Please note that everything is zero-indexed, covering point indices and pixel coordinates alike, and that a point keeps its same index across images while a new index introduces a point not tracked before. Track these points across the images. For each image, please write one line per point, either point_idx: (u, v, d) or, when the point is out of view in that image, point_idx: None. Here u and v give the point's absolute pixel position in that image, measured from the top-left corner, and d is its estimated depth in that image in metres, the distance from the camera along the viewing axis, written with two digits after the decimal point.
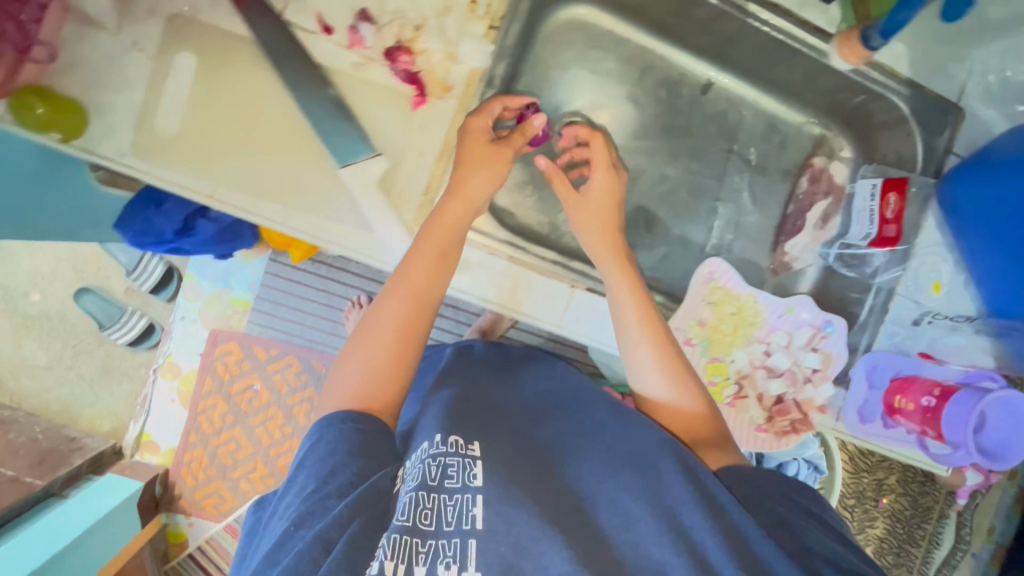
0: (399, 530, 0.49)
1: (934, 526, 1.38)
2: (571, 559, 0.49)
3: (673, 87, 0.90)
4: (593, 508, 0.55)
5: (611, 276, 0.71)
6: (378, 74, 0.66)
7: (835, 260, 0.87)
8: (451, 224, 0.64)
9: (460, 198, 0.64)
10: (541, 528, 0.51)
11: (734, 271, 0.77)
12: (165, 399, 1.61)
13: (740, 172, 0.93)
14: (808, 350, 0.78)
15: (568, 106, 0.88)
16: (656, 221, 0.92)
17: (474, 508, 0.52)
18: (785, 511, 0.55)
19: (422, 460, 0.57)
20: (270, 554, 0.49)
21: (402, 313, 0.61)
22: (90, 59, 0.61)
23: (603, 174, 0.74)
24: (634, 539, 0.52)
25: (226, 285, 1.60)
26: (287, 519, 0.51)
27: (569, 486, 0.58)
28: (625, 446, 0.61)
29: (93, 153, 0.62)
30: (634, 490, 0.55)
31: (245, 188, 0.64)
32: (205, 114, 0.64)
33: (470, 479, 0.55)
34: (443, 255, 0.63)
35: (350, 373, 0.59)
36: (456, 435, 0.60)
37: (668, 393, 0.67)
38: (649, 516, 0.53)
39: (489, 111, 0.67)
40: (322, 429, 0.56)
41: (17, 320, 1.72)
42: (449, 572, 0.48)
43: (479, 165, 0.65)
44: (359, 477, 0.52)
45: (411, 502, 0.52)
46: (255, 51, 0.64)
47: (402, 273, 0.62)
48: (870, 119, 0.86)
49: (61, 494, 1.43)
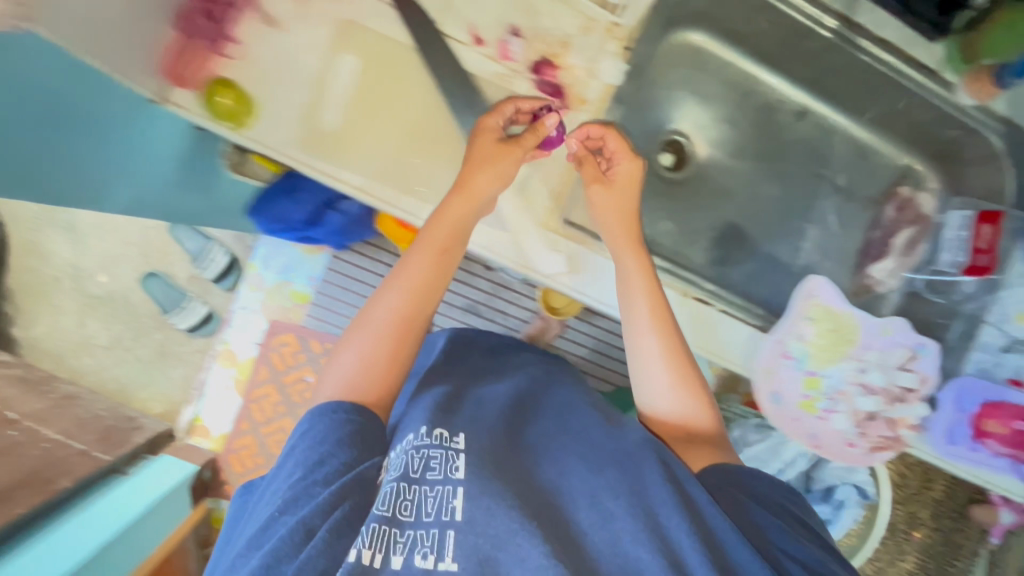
0: (378, 519, 0.46)
1: None
2: (547, 554, 0.44)
3: (770, 112, 0.95)
4: (570, 506, 0.52)
5: (629, 267, 0.68)
6: (521, 86, 0.71)
7: (924, 286, 0.90)
8: (451, 219, 0.63)
9: (465, 193, 0.64)
10: (522, 520, 0.47)
11: (836, 289, 0.81)
12: (222, 384, 1.69)
13: (828, 197, 0.97)
14: (903, 371, 0.80)
15: (672, 126, 0.94)
16: (746, 239, 0.95)
17: (454, 500, 0.48)
18: (756, 513, 0.53)
19: (403, 450, 0.53)
20: (254, 537, 0.48)
21: (404, 305, 0.60)
22: (264, 55, 0.66)
23: (628, 161, 0.69)
24: (612, 538, 0.48)
25: (287, 278, 1.65)
26: (272, 506, 0.50)
27: (552, 483, 0.54)
28: (614, 446, 0.57)
29: (258, 142, 0.66)
30: (617, 489, 0.51)
31: (391, 183, 0.69)
32: (362, 112, 0.69)
33: (452, 471, 0.51)
34: (446, 248, 0.63)
35: (347, 363, 0.58)
36: (442, 426, 0.56)
37: (670, 398, 0.64)
38: (626, 516, 0.49)
39: (502, 110, 0.66)
40: (314, 418, 0.54)
41: (83, 300, 1.72)
42: (426, 562, 0.45)
43: (486, 164, 0.65)
44: (345, 467, 0.50)
45: (391, 492, 0.48)
46: (416, 58, 0.69)
47: (405, 266, 0.62)
48: (960, 155, 0.89)
49: (123, 471, 1.41)
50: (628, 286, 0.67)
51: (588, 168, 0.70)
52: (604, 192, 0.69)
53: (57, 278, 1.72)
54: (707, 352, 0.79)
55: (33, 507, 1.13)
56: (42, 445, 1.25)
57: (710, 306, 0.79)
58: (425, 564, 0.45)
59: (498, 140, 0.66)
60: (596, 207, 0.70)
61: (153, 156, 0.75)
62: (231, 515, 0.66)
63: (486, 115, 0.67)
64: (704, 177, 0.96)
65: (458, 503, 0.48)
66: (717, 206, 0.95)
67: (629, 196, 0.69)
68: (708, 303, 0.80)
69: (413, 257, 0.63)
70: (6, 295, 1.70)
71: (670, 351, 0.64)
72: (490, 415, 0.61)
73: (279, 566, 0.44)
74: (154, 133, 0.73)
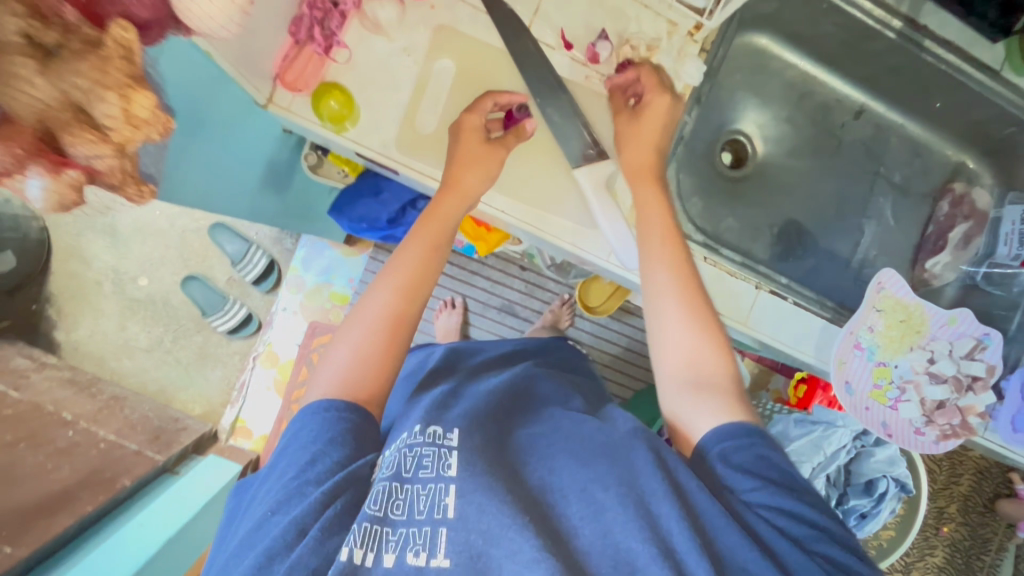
0: (369, 519, 0.48)
1: (992, 557, 1.47)
2: (539, 548, 0.46)
3: (827, 112, 0.98)
4: (561, 501, 0.52)
5: (647, 199, 0.70)
6: (607, 87, 0.75)
7: (983, 279, 0.93)
8: (443, 216, 0.68)
9: (455, 192, 0.68)
10: (511, 517, 0.48)
11: (903, 283, 0.84)
12: (262, 387, 1.54)
13: (884, 194, 0.99)
14: (970, 360, 0.84)
15: (736, 125, 0.96)
16: (806, 235, 0.95)
17: (445, 498, 0.50)
18: (763, 504, 0.51)
19: (396, 450, 0.55)
20: (249, 536, 0.50)
21: (394, 304, 0.63)
22: (366, 60, 0.69)
23: (658, 94, 0.73)
24: (599, 530, 0.49)
25: (327, 280, 1.56)
26: (266, 505, 0.52)
27: (540, 480, 0.55)
28: (598, 439, 0.58)
29: (362, 145, 0.70)
30: (607, 481, 0.52)
31: None
32: (458, 114, 0.72)
33: (444, 469, 0.52)
34: (436, 245, 0.67)
35: (341, 361, 0.61)
36: (435, 425, 0.58)
37: (700, 340, 0.61)
38: (617, 506, 0.50)
39: (482, 107, 0.70)
40: (307, 416, 0.57)
41: (123, 303, 1.61)
42: (418, 560, 0.47)
43: (476, 162, 0.69)
44: (337, 466, 0.53)
45: (383, 492, 0.50)
46: (509, 61, 0.72)
47: (394, 268, 0.65)
48: (1014, 151, 0.92)
49: (174, 471, 1.35)
50: (645, 222, 0.69)
51: (617, 100, 0.74)
52: (635, 125, 0.72)
53: (100, 281, 1.60)
54: (782, 343, 0.82)
55: (100, 503, 1.11)
56: (99, 445, 1.23)
57: (786, 299, 0.81)
58: (417, 562, 0.47)
59: (482, 140, 0.70)
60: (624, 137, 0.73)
61: (248, 155, 0.77)
62: (223, 517, 0.65)
63: (465, 113, 0.70)
64: (764, 175, 0.97)
65: (451, 501, 0.50)
66: (776, 202, 0.96)
67: (660, 127, 0.73)
68: (781, 296, 0.82)
69: (400, 258, 0.66)
70: (45, 298, 1.58)
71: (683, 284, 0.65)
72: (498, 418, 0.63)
73: (276, 565, 0.46)
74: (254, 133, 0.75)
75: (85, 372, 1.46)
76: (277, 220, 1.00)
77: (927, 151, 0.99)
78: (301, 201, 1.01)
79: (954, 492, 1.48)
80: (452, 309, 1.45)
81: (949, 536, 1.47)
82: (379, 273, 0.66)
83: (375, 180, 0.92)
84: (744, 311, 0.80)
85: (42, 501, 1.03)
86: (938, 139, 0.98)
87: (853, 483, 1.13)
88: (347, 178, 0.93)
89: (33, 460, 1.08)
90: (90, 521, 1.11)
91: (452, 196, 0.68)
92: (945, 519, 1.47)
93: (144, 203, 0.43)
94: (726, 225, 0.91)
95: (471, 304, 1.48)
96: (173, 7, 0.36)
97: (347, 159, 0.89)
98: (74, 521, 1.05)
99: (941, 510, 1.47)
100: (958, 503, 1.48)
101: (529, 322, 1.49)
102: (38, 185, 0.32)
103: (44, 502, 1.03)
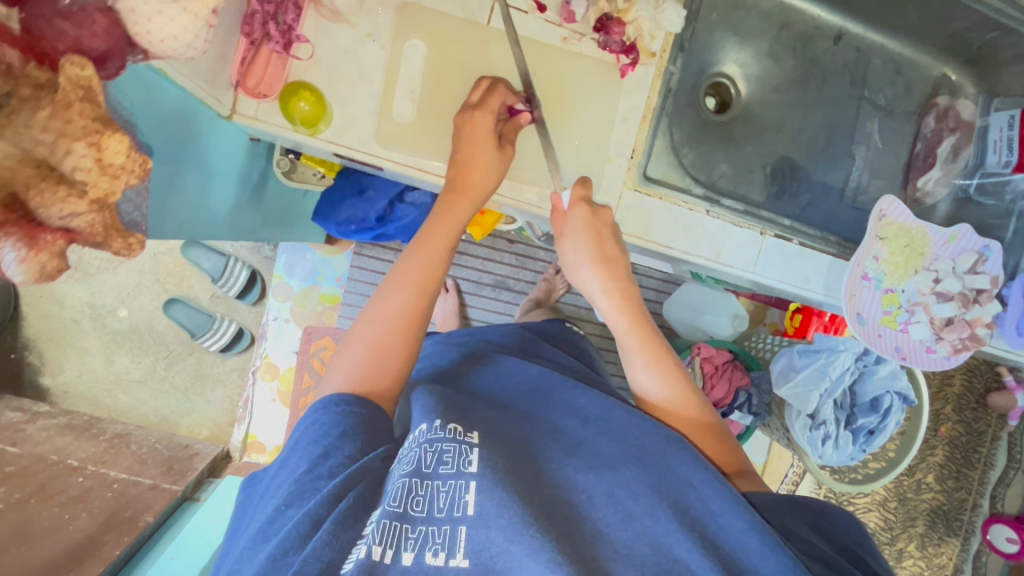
0: (389, 515, 0.47)
1: (989, 448, 1.52)
2: (558, 550, 0.46)
3: (808, 40, 0.95)
4: (587, 504, 0.54)
5: (621, 329, 0.68)
6: (586, 48, 0.71)
7: (976, 190, 0.94)
8: (455, 218, 0.65)
9: (466, 192, 0.65)
10: (530, 518, 0.48)
11: (903, 207, 0.83)
12: (266, 400, 1.52)
13: (871, 117, 0.97)
14: (974, 274, 0.85)
15: (717, 68, 0.94)
16: (799, 169, 0.93)
17: (466, 495, 0.49)
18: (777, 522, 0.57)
19: (414, 446, 0.54)
20: (262, 529, 0.49)
21: (406, 306, 0.61)
22: (330, 51, 0.64)
23: (580, 206, 0.67)
24: (628, 539, 0.51)
25: (314, 282, 1.51)
26: (277, 499, 0.50)
27: (564, 480, 0.55)
28: (628, 440, 0.59)
29: (340, 145, 0.66)
30: (636, 489, 0.54)
31: None
32: (437, 96, 0.68)
33: (465, 465, 0.51)
34: (447, 247, 0.64)
35: (353, 357, 0.59)
36: (456, 422, 0.57)
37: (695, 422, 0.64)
38: (648, 517, 0.52)
39: (491, 105, 0.65)
40: (318, 412, 0.55)
41: (107, 337, 1.53)
42: (438, 559, 0.46)
43: (484, 159, 0.65)
44: (350, 460, 0.51)
45: (403, 489, 0.49)
46: (483, 31, 0.68)
47: (411, 264, 0.63)
48: (995, 56, 0.94)
49: (194, 498, 1.32)
50: (622, 340, 0.68)
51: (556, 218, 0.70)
52: (568, 256, 0.69)
53: (77, 319, 1.53)
54: (792, 283, 0.82)
55: (128, 544, 1.09)
56: (113, 486, 1.19)
57: (793, 241, 0.80)
58: (437, 562, 0.46)
59: (493, 142, 0.65)
60: (571, 265, 0.70)
61: (226, 165, 0.74)
62: (233, 511, 0.62)
63: (474, 110, 0.65)
64: (751, 116, 0.95)
65: (471, 498, 0.49)
66: (766, 140, 0.94)
67: (598, 238, 0.68)
68: (787, 238, 0.81)
69: (412, 256, 0.63)
70: (23, 345, 1.51)
71: (672, 383, 0.65)
72: (524, 428, 0.62)
73: (290, 559, 0.44)
74: (230, 138, 0.71)
75: (82, 415, 1.41)
76: (254, 237, 0.96)
77: (908, 68, 0.98)
78: (278, 206, 0.96)
79: (948, 392, 1.55)
80: (446, 293, 1.42)
81: (947, 435, 1.56)
82: (388, 272, 0.63)
83: (357, 178, 0.90)
84: (752, 260, 0.80)
85: (71, 550, 1.01)
86: (917, 53, 0.97)
87: (858, 403, 1.16)
88: (324, 178, 0.89)
89: (50, 513, 1.05)
90: (121, 565, 1.09)
91: (460, 194, 0.65)
92: (942, 420, 1.55)
93: (130, 257, 0.38)
94: (719, 172, 0.88)
95: (463, 285, 1.45)
96: (128, 28, 0.35)
97: (321, 160, 0.84)
98: (104, 567, 1.02)
99: (937, 414, 1.55)
100: (953, 403, 1.55)
101: (524, 295, 1.47)
102: (14, 258, 0.30)
103: (72, 552, 1.01)
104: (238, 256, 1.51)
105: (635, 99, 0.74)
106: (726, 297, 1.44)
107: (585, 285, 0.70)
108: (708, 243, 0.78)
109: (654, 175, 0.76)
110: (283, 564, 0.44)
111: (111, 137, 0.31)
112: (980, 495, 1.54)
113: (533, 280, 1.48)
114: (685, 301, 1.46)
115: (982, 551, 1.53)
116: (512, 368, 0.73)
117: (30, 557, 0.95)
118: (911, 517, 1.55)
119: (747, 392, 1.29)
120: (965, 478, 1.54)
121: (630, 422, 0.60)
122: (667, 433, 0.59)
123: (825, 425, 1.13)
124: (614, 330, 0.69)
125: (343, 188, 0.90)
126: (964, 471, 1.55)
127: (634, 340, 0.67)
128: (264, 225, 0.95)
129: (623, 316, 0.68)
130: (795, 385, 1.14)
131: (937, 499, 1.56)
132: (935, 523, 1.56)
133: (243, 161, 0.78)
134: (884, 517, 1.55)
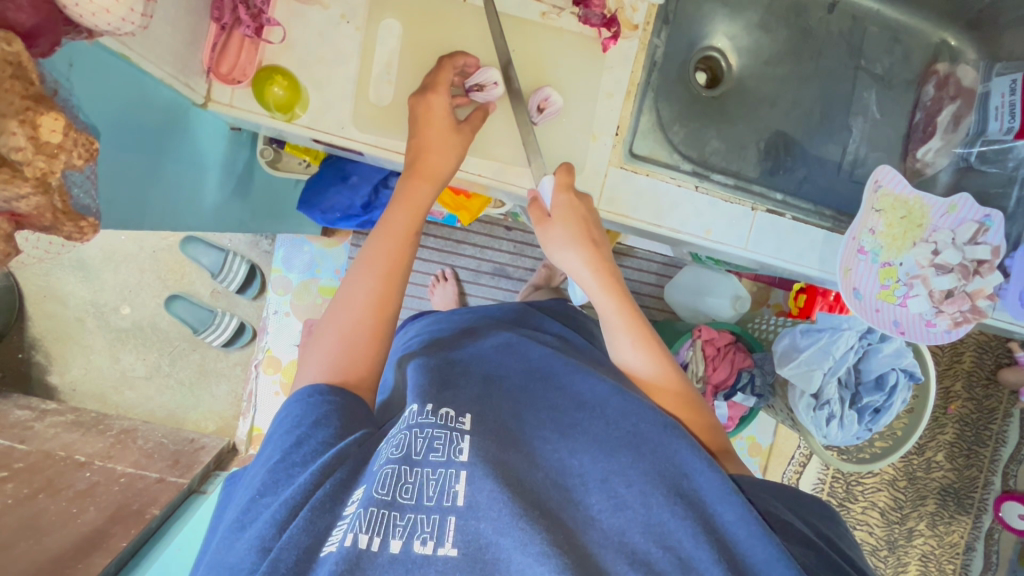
0: (376, 503, 0.47)
1: (1000, 425, 1.51)
2: (547, 543, 0.46)
3: (801, 9, 0.91)
4: (580, 489, 0.53)
5: (608, 309, 0.66)
6: (566, 23, 0.70)
7: (977, 159, 0.92)
8: (415, 202, 0.63)
9: (424, 177, 0.63)
10: (520, 509, 0.48)
11: (901, 178, 0.81)
12: (270, 394, 1.48)
13: (868, 87, 0.93)
14: (974, 245, 0.83)
15: (707, 42, 0.92)
16: (793, 143, 0.91)
17: (456, 484, 0.50)
18: (774, 506, 0.57)
19: (403, 429, 0.53)
20: (238, 519, 0.49)
21: (371, 296, 0.60)
22: (303, 35, 0.64)
23: (564, 194, 0.66)
24: (619, 525, 0.51)
25: (313, 275, 1.47)
26: (252, 488, 0.50)
27: (557, 462, 0.55)
28: (625, 425, 0.57)
29: (315, 130, 0.65)
30: (630, 476, 0.53)
31: (476, 154, 0.70)
32: (414, 77, 0.66)
33: (455, 453, 0.51)
34: (411, 228, 0.63)
35: (324, 347, 0.58)
36: (448, 406, 0.57)
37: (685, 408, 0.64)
38: (640, 505, 0.52)
39: (443, 84, 0.64)
40: (293, 403, 0.55)
41: (111, 335, 1.55)
42: (426, 547, 0.46)
43: (442, 143, 0.64)
44: (324, 446, 0.51)
45: (391, 475, 0.49)
46: (461, 8, 0.67)
47: (373, 252, 0.61)
48: (996, 20, 0.91)
49: (202, 490, 1.32)
50: (608, 322, 0.67)
51: (535, 211, 0.68)
52: (551, 237, 0.66)
53: (81, 317, 1.54)
54: (785, 260, 0.80)
55: (135, 536, 1.09)
56: (120, 480, 1.21)
57: (785, 218, 0.79)
58: (425, 550, 0.46)
59: (449, 123, 0.64)
60: (551, 249, 0.67)
61: (207, 156, 0.73)
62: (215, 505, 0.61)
63: (428, 93, 0.64)
64: (744, 90, 0.92)
65: (461, 488, 0.49)
66: (760, 114, 0.91)
67: (588, 224, 0.67)
68: (780, 214, 0.79)
69: (376, 242, 0.62)
70: (30, 344, 1.52)
71: (660, 364, 0.66)
72: (517, 400, 0.61)
73: (268, 545, 0.45)
74: (208, 131, 0.71)
75: (90, 411, 1.43)
76: (244, 230, 0.97)
77: (905, 35, 0.95)
78: (266, 198, 0.95)
79: (958, 369, 1.51)
80: (445, 282, 1.42)
81: (957, 412, 1.52)
82: (354, 261, 0.62)
83: (339, 164, 0.89)
84: (744, 238, 0.78)
85: (78, 544, 1.02)
86: (913, 20, 0.94)
87: (862, 382, 1.14)
88: (311, 168, 0.89)
89: (58, 507, 1.07)
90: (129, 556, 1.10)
91: (419, 178, 0.63)
92: (952, 397, 1.51)
93: (85, 238, 0.39)
94: (711, 150, 0.86)
95: (462, 274, 1.45)
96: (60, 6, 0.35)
97: (306, 149, 0.84)
98: (113, 559, 1.03)
99: (947, 391, 1.51)
100: (963, 380, 1.51)
101: (524, 282, 1.46)
102: None
103: (80, 545, 1.02)
104: (236, 251, 1.52)
105: (618, 74, 0.72)
106: (730, 278, 1.39)
107: (569, 268, 0.67)
108: (698, 220, 0.77)
109: (641, 152, 0.75)
110: (261, 551, 0.45)
111: (46, 114, 0.32)
112: (991, 472, 1.52)
113: (531, 267, 1.46)
114: (687, 284, 1.44)
115: (994, 528, 1.53)
116: (515, 344, 0.71)
117: (39, 551, 0.97)
118: (921, 496, 1.53)
119: (750, 372, 1.25)
120: (977, 455, 1.51)
121: (627, 408, 0.59)
122: (666, 420, 0.58)
123: (830, 405, 1.11)
124: (598, 308, 0.67)
125: (327, 177, 0.90)
126: (975, 449, 1.53)
127: (620, 315, 0.66)
128: (253, 220, 0.95)
129: (609, 297, 0.66)
130: (797, 364, 1.12)
131: (948, 478, 1.53)
132: (945, 501, 1.53)
133: (227, 152, 0.78)
134: (893, 497, 1.52)
